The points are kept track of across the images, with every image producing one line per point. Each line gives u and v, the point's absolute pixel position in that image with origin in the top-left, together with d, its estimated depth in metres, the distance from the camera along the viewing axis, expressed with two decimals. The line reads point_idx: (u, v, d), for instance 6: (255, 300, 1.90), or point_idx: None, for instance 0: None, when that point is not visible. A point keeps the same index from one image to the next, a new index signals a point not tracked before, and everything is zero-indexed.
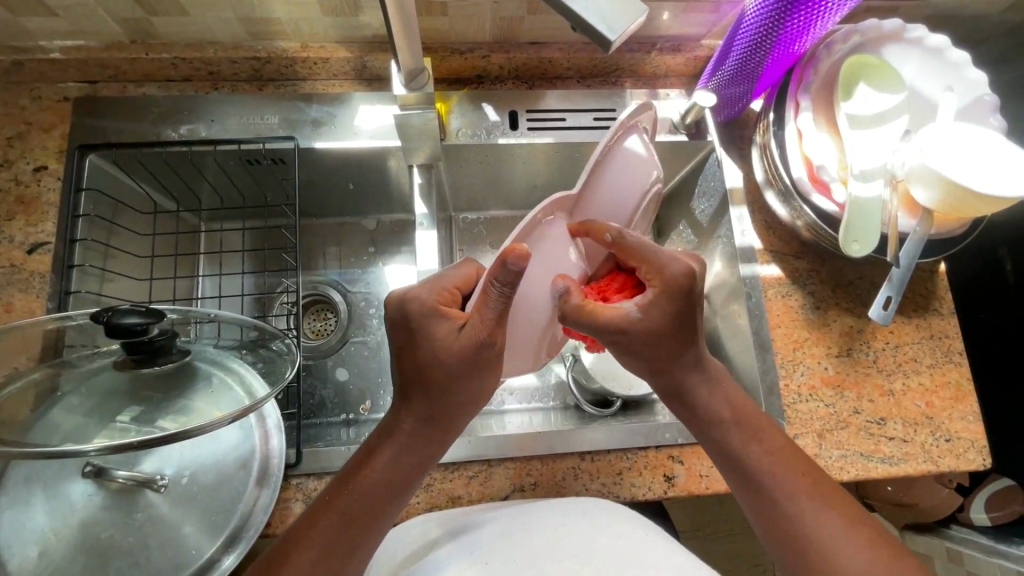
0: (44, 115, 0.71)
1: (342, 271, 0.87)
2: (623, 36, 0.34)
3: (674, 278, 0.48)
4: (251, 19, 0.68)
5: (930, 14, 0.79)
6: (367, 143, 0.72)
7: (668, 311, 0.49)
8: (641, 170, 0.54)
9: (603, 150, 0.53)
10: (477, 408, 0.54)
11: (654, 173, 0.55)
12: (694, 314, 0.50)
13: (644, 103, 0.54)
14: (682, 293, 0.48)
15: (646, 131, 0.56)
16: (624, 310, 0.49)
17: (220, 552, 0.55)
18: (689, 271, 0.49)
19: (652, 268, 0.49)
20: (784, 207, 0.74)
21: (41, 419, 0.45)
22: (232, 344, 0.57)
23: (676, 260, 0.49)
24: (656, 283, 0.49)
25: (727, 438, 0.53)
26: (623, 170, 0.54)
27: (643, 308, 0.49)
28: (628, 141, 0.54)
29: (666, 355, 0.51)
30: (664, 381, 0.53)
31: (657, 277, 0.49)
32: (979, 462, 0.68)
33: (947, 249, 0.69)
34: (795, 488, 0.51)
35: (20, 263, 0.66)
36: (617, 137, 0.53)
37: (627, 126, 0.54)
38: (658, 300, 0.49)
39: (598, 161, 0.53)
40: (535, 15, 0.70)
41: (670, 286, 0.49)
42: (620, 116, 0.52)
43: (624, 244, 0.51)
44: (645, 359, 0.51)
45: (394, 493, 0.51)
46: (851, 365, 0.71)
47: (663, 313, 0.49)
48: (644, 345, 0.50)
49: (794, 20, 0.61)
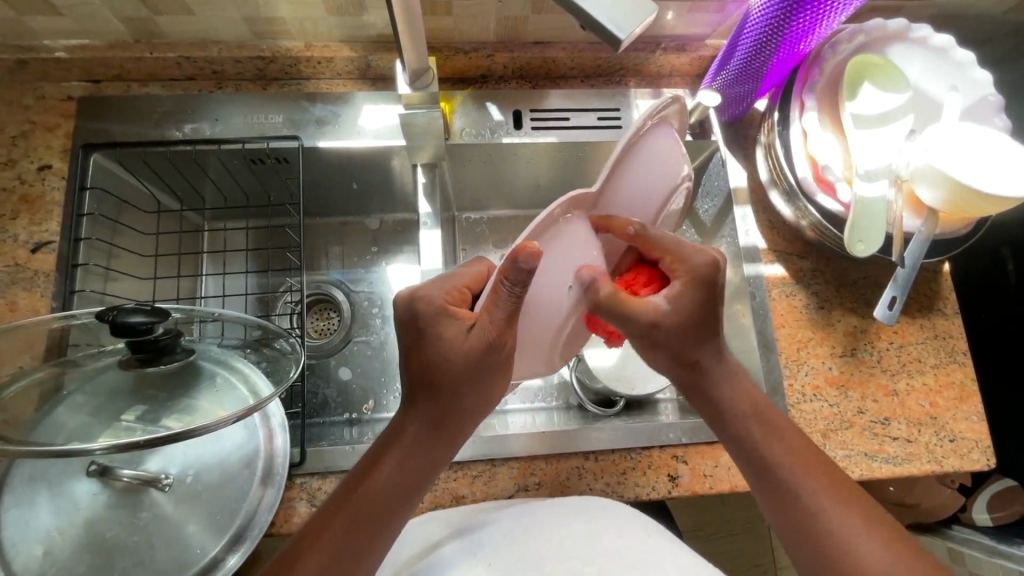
0: (47, 114, 0.71)
1: (345, 271, 0.87)
2: (633, 36, 0.34)
3: (699, 269, 0.50)
4: (255, 18, 0.68)
5: (935, 14, 0.79)
6: (370, 143, 0.72)
7: (695, 301, 0.50)
8: (666, 166, 0.54)
9: (628, 144, 0.51)
10: (490, 407, 0.54)
11: (682, 169, 0.54)
12: (718, 307, 0.51)
13: (673, 97, 0.52)
14: (708, 284, 0.50)
15: (671, 125, 0.54)
16: (654, 303, 0.50)
17: (225, 551, 0.56)
18: (714, 261, 0.50)
19: (677, 260, 0.51)
20: (788, 207, 0.73)
21: (45, 418, 0.45)
22: (235, 344, 0.57)
23: (700, 250, 0.50)
24: (682, 272, 0.50)
25: (749, 432, 0.53)
26: (647, 166, 0.53)
27: (673, 299, 0.50)
28: (653, 135, 0.53)
29: (691, 348, 0.52)
30: (687, 375, 0.54)
31: (682, 267, 0.50)
32: (984, 462, 0.67)
33: (953, 249, 0.68)
34: (813, 483, 0.51)
35: (25, 261, 0.66)
36: (642, 131, 0.52)
37: (654, 119, 0.52)
38: (686, 291, 0.50)
39: (622, 155, 0.52)
40: (539, 15, 0.70)
41: (697, 277, 0.50)
42: (646, 110, 0.50)
43: (649, 238, 0.51)
44: (671, 352, 0.52)
45: (404, 496, 0.51)
46: (855, 365, 0.71)
47: (690, 303, 0.50)
48: (671, 338, 0.51)
49: (801, 19, 0.60)
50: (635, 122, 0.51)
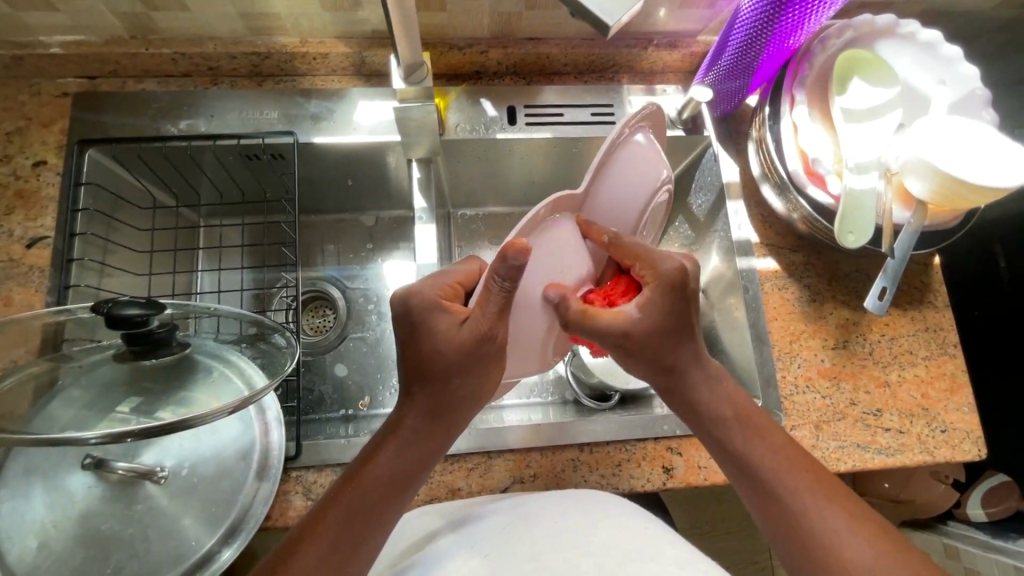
0: (43, 111, 0.72)
1: (341, 268, 0.88)
2: (621, 23, 0.34)
3: (666, 275, 0.50)
4: (250, 14, 0.69)
5: (924, 10, 0.80)
6: (366, 138, 0.73)
7: (667, 306, 0.50)
8: (645, 169, 0.54)
9: (608, 149, 0.53)
10: (495, 386, 0.55)
11: (663, 172, 0.55)
12: (690, 312, 0.52)
13: (648, 106, 0.54)
14: (678, 288, 0.50)
15: (650, 133, 0.56)
16: (624, 313, 0.50)
17: (219, 545, 0.56)
18: (681, 266, 0.50)
19: (647, 266, 0.51)
20: (779, 199, 0.74)
21: (40, 411, 0.45)
22: (232, 339, 0.58)
23: (668, 257, 0.51)
24: (649, 279, 0.51)
25: (730, 435, 0.54)
26: (628, 169, 0.54)
27: (643, 307, 0.50)
28: (633, 140, 0.54)
29: (667, 354, 0.52)
30: (665, 379, 0.54)
31: (651, 273, 0.51)
32: (975, 452, 0.68)
33: (941, 241, 0.69)
34: (796, 482, 0.51)
35: (19, 256, 0.66)
36: (620, 140, 0.53)
37: (633, 125, 0.54)
38: (656, 297, 0.50)
39: (602, 161, 0.53)
40: (533, 10, 0.71)
41: (665, 283, 0.50)
42: (623, 119, 0.52)
43: (622, 244, 0.52)
44: (648, 360, 0.52)
45: (400, 487, 0.51)
46: (847, 357, 0.71)
47: (660, 310, 0.50)
48: (647, 344, 0.51)
49: (788, 16, 0.62)
50: (614, 128, 0.52)
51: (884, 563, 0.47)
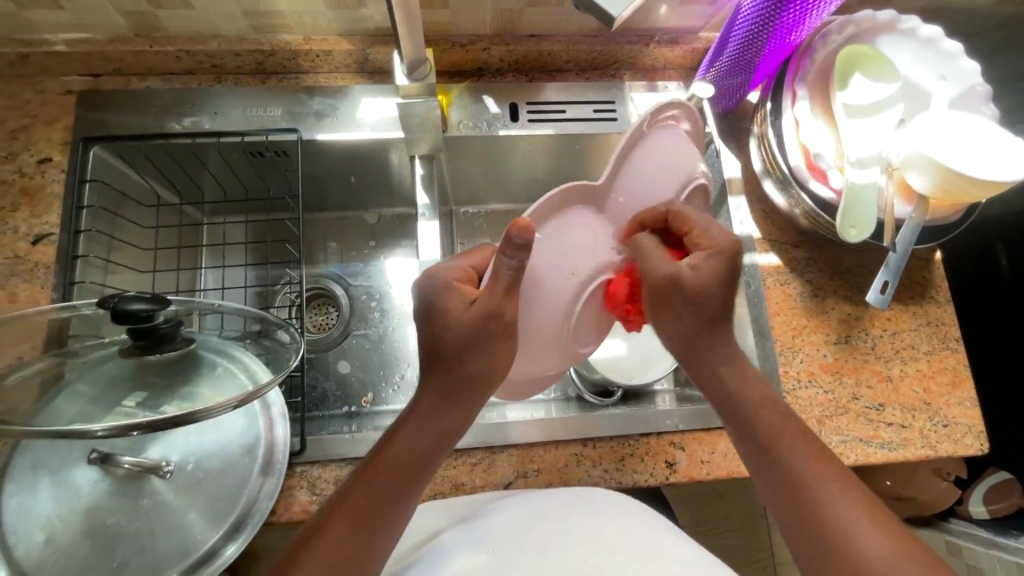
0: (47, 109, 0.72)
1: (343, 265, 0.88)
2: (624, 16, 0.34)
3: (722, 245, 0.52)
4: (254, 11, 0.69)
5: (925, 6, 0.80)
6: (369, 134, 0.73)
7: (716, 273, 0.52)
8: (671, 162, 0.54)
9: (630, 141, 0.53)
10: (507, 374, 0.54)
11: (689, 166, 0.54)
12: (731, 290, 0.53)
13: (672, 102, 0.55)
14: (727, 260, 0.52)
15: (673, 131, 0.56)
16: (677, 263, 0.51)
17: (224, 540, 0.56)
18: (735, 241, 0.52)
19: (703, 234, 0.52)
20: (781, 194, 0.74)
21: (47, 405, 0.46)
22: (236, 335, 0.58)
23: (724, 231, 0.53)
24: (705, 245, 0.52)
25: (759, 417, 0.54)
26: (653, 162, 0.54)
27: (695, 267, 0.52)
28: (656, 135, 0.54)
29: (700, 323, 0.53)
30: (695, 350, 0.55)
31: (707, 242, 0.52)
32: (977, 446, 0.68)
33: (941, 237, 0.69)
34: (817, 468, 0.51)
35: (24, 254, 0.66)
36: (642, 133, 0.53)
37: (654, 122, 0.54)
38: (707, 262, 0.52)
39: (625, 153, 0.53)
40: (535, 7, 0.71)
41: (717, 252, 0.52)
42: (645, 112, 0.52)
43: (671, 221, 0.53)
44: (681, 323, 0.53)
45: (414, 474, 0.51)
46: (849, 352, 0.72)
47: (709, 273, 0.52)
48: (683, 308, 0.52)
49: (788, 15, 0.62)
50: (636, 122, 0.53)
51: (902, 561, 0.46)
